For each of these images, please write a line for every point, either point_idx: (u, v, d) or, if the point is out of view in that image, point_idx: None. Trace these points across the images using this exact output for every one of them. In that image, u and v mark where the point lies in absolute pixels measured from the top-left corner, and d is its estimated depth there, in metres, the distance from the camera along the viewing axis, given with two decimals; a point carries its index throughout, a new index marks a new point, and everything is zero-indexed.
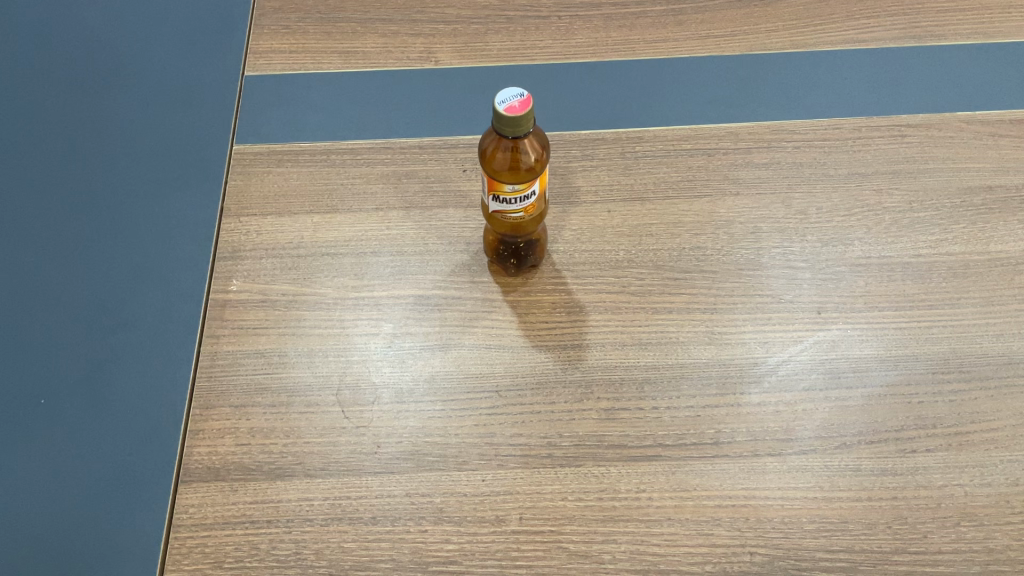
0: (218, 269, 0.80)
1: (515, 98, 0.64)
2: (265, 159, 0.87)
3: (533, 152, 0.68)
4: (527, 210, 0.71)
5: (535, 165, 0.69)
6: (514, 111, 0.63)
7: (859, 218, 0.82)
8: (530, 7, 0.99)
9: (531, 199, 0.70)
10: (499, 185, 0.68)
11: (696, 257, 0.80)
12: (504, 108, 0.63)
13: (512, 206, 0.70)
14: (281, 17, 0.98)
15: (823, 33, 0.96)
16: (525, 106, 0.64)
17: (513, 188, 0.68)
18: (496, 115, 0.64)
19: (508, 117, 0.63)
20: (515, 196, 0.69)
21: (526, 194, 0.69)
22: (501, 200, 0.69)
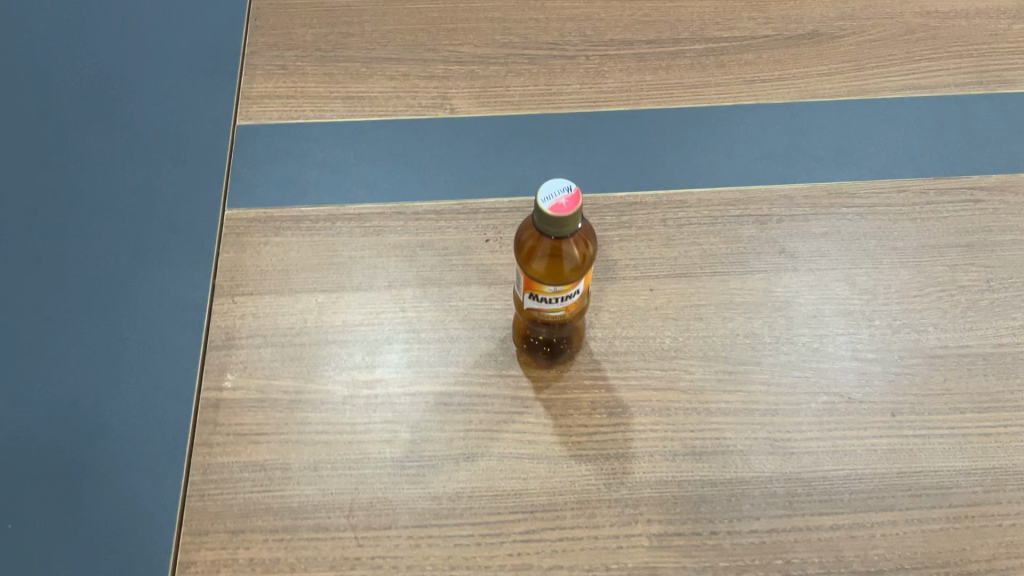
0: (210, 361, 0.70)
1: (562, 193, 0.54)
2: (261, 226, 0.77)
3: (578, 249, 0.59)
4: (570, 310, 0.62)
5: (580, 262, 0.60)
6: (562, 211, 0.53)
7: (932, 299, 0.73)
8: (554, 44, 0.89)
9: (574, 298, 0.61)
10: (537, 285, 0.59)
11: (751, 347, 0.71)
12: (549, 205, 0.54)
13: (552, 305, 0.61)
14: (276, 54, 0.87)
15: (880, 78, 0.86)
16: (574, 203, 0.54)
17: (554, 288, 0.59)
18: (540, 214, 0.54)
19: (554, 216, 0.53)
20: (556, 296, 0.60)
21: (569, 294, 0.60)
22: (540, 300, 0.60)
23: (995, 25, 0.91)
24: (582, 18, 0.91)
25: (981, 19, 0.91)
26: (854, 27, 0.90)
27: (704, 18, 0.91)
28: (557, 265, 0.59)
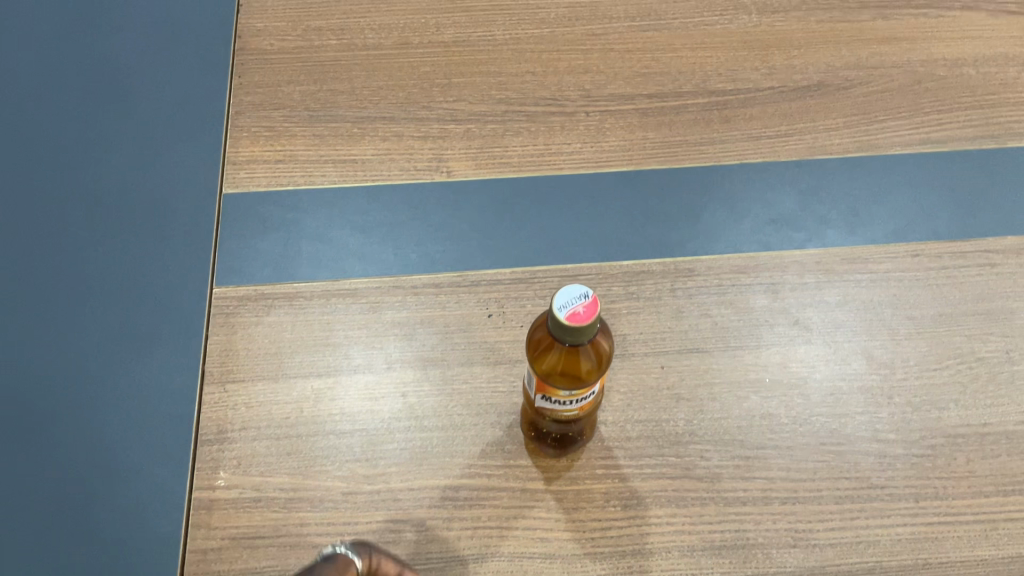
0: (201, 457, 0.66)
1: (578, 300, 0.51)
2: (251, 305, 0.73)
3: (595, 352, 0.55)
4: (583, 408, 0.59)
5: (597, 363, 0.56)
6: (580, 319, 0.50)
7: (953, 372, 0.71)
8: (553, 99, 0.85)
9: (589, 397, 0.57)
10: (551, 388, 0.56)
11: (768, 428, 0.68)
12: (566, 314, 0.51)
13: (566, 405, 0.58)
14: (263, 115, 0.83)
15: (889, 132, 0.84)
16: (591, 312, 0.51)
17: (569, 391, 0.56)
18: (556, 322, 0.51)
19: (572, 326, 0.50)
20: (570, 397, 0.56)
21: (584, 395, 0.57)
22: (553, 399, 0.57)
23: (1004, 73, 0.88)
24: (580, 70, 0.87)
25: (989, 67, 0.89)
26: (860, 76, 0.87)
27: (707, 68, 0.87)
28: (572, 368, 0.56)
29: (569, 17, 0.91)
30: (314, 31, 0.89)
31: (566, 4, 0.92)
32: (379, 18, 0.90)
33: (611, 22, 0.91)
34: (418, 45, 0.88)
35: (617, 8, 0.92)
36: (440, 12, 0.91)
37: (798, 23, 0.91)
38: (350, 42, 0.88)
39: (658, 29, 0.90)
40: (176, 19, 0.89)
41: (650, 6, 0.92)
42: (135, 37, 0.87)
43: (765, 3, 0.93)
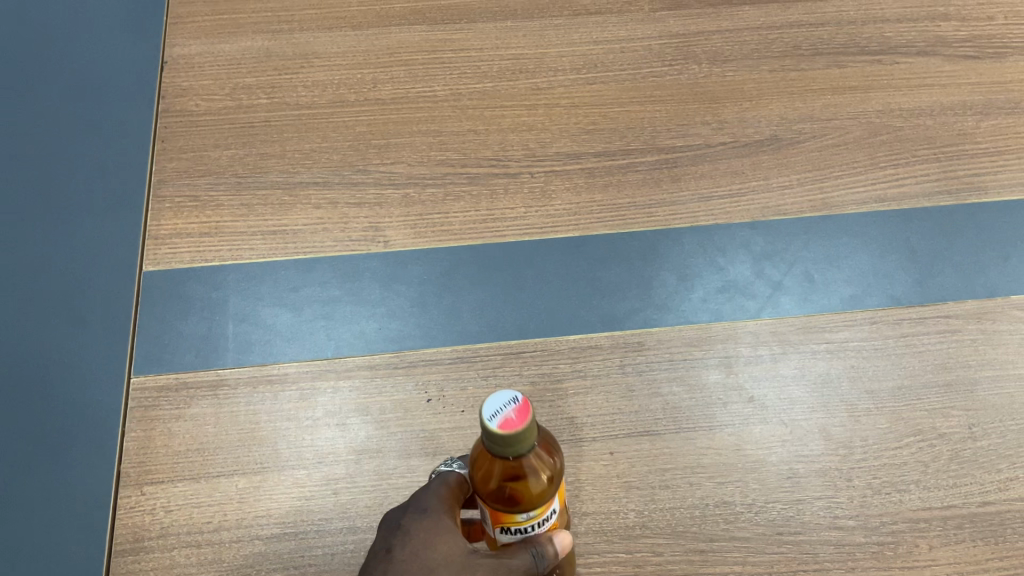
0: (115, 570, 0.61)
1: (509, 406, 0.44)
2: (173, 396, 0.68)
3: (543, 465, 0.46)
4: (553, 540, 0.48)
5: (552, 480, 0.47)
6: (513, 424, 0.43)
7: (913, 451, 0.68)
8: (495, 159, 0.81)
9: (552, 517, 0.48)
10: (506, 515, 0.46)
11: (724, 518, 0.65)
12: (496, 422, 0.43)
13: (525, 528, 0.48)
14: (187, 183, 0.78)
15: (845, 189, 0.81)
16: (525, 416, 0.44)
17: (526, 515, 0.46)
18: (487, 433, 0.43)
19: (505, 434, 0.43)
20: (530, 521, 0.47)
21: (543, 517, 0.47)
22: (513, 531, 0.47)
23: (962, 122, 0.85)
24: (524, 127, 0.83)
25: (947, 116, 0.86)
26: (814, 129, 0.84)
27: (655, 124, 0.84)
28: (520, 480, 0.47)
29: (513, 70, 0.87)
30: (244, 90, 0.84)
31: (509, 55, 0.88)
32: (313, 74, 0.85)
33: (556, 74, 0.87)
34: (354, 103, 0.84)
35: (563, 59, 0.88)
36: (377, 65, 0.86)
37: (750, 72, 0.88)
38: (281, 100, 0.84)
39: (605, 82, 0.87)
40: (96, 79, 0.84)
41: (596, 57, 0.88)
42: (50, 100, 0.82)
43: (716, 51, 0.89)
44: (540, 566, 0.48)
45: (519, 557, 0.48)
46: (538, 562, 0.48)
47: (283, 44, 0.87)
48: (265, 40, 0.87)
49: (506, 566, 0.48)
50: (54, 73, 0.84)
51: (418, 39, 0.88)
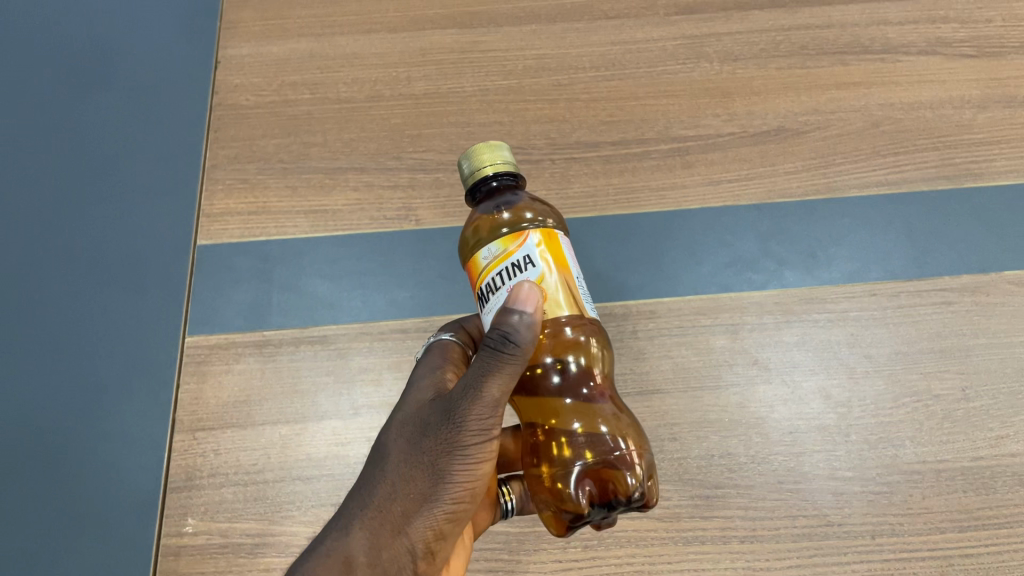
0: (171, 505, 0.68)
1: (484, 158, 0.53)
2: (222, 354, 0.75)
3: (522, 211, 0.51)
4: (517, 302, 0.45)
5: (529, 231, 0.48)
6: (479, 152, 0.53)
7: (908, 410, 0.72)
8: (519, 147, 0.87)
9: (526, 271, 0.46)
10: (475, 263, 0.48)
11: (727, 468, 0.70)
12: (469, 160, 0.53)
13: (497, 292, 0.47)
14: (238, 168, 0.86)
15: (848, 175, 0.86)
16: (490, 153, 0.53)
17: (487, 254, 0.47)
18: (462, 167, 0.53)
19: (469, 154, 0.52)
20: (495, 270, 0.47)
21: (508, 263, 0.46)
22: (486, 293, 0.48)
23: (961, 114, 0.90)
24: (546, 119, 0.89)
25: (947, 108, 0.90)
26: (819, 121, 0.89)
27: (669, 116, 0.89)
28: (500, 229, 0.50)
29: (536, 68, 0.93)
30: (288, 86, 0.91)
31: (532, 55, 0.94)
32: (351, 72, 0.92)
33: (576, 72, 0.93)
34: (389, 97, 0.90)
35: (583, 58, 0.94)
36: (410, 64, 0.93)
37: (759, 70, 0.93)
38: (323, 95, 0.90)
39: (622, 78, 0.92)
40: (154, 75, 0.92)
41: (614, 57, 0.94)
42: (114, 94, 0.90)
43: (727, 50, 0.94)
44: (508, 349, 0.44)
45: (478, 362, 0.45)
46: (503, 349, 0.45)
47: (325, 46, 0.94)
48: (308, 42, 0.94)
49: (468, 386, 0.46)
50: (120, 69, 0.92)
51: (449, 41, 0.94)
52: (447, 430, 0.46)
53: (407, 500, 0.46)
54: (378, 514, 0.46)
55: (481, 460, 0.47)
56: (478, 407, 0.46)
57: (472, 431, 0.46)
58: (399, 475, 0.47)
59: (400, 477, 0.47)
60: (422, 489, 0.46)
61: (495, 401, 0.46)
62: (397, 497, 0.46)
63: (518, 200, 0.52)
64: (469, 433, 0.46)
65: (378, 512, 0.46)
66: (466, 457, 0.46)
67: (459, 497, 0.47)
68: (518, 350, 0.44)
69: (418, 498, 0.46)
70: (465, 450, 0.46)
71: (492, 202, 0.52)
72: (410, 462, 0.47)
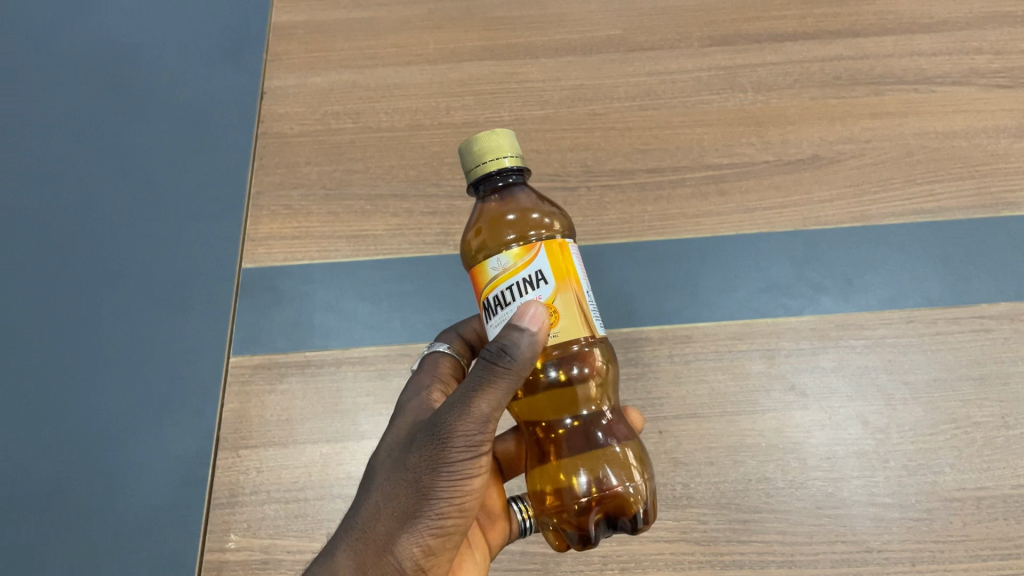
0: (215, 521, 0.70)
1: None
2: (265, 373, 0.77)
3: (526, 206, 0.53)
4: (522, 319, 0.46)
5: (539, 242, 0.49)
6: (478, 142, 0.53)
7: (947, 437, 0.72)
8: (555, 175, 0.88)
9: (537, 288, 0.47)
10: (482, 275, 0.49)
11: (764, 492, 0.71)
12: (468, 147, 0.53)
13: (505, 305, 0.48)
14: (282, 193, 0.88)
15: (885, 202, 0.85)
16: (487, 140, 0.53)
17: (498, 265, 0.48)
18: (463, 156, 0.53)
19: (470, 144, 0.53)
20: (506, 284, 0.48)
21: (518, 278, 0.47)
22: (493, 306, 0.48)
23: (996, 144, 0.89)
24: (582, 147, 0.90)
25: (982, 138, 0.89)
26: (855, 150, 0.89)
27: (704, 145, 0.90)
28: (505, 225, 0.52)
29: (572, 98, 0.94)
30: (331, 115, 0.93)
31: (569, 86, 0.95)
32: (391, 102, 0.94)
33: (613, 101, 0.94)
34: (429, 126, 0.92)
35: (619, 88, 0.95)
36: (448, 95, 0.94)
37: (794, 99, 0.93)
38: (364, 124, 0.92)
39: (658, 107, 0.93)
40: (201, 105, 0.95)
41: (650, 86, 0.95)
42: (164, 122, 0.93)
43: (761, 82, 0.95)
44: (502, 362, 0.45)
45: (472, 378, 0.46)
46: (497, 360, 0.45)
47: (367, 76, 0.96)
48: (350, 73, 0.96)
49: (459, 401, 0.46)
50: (168, 98, 0.95)
51: (487, 72, 0.96)
52: (431, 446, 0.46)
53: (390, 517, 0.46)
54: (362, 535, 0.47)
55: (467, 476, 0.47)
56: (464, 421, 0.46)
57: (462, 446, 0.46)
58: (383, 495, 0.47)
59: (382, 496, 0.47)
60: (406, 505, 0.46)
61: (481, 417, 0.46)
62: (380, 516, 0.47)
63: (522, 194, 0.54)
64: (457, 448, 0.46)
65: (361, 531, 0.47)
66: (450, 472, 0.46)
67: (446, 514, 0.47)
68: (513, 361, 0.45)
69: (401, 515, 0.46)
70: (452, 466, 0.46)
71: (499, 193, 0.53)
72: (394, 482, 0.47)
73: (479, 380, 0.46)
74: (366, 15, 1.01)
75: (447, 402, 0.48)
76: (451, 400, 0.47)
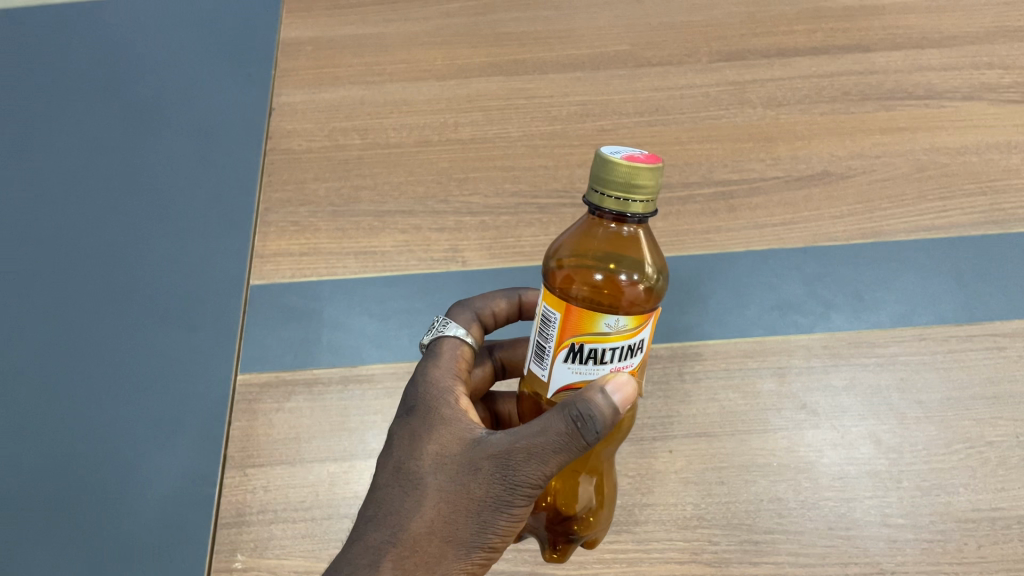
0: (221, 541, 0.69)
1: (634, 152, 0.41)
2: (273, 391, 0.76)
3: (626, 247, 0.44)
4: (620, 393, 0.42)
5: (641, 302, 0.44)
6: (638, 159, 0.39)
7: (960, 457, 0.71)
8: (564, 190, 0.87)
9: (633, 358, 0.44)
10: (588, 324, 0.41)
11: (776, 513, 0.70)
12: (623, 156, 0.40)
13: (597, 365, 0.43)
14: (290, 210, 0.87)
15: (895, 218, 0.85)
16: (649, 159, 0.40)
17: (613, 326, 0.41)
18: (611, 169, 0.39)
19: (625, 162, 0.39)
20: (612, 345, 0.42)
21: (626, 345, 0.42)
22: (582, 354, 0.43)
23: (1009, 159, 0.88)
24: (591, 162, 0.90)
25: (993, 153, 0.88)
26: (864, 165, 0.88)
27: (713, 160, 0.90)
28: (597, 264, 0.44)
29: (580, 113, 0.94)
30: (339, 131, 0.93)
31: (577, 102, 0.95)
32: (399, 119, 0.94)
33: (621, 117, 0.93)
34: (437, 142, 0.92)
35: (627, 104, 0.94)
36: (456, 111, 0.94)
37: (803, 115, 0.93)
38: (372, 141, 0.92)
39: (665, 123, 0.93)
40: (210, 122, 0.95)
41: (658, 102, 0.94)
42: (174, 139, 0.93)
43: (770, 96, 0.94)
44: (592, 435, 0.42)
45: (555, 433, 0.43)
46: (585, 430, 0.42)
47: (375, 93, 0.96)
48: (359, 89, 0.96)
49: (536, 451, 0.43)
50: (179, 115, 0.95)
51: (495, 88, 0.96)
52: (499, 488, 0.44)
53: (444, 544, 0.44)
54: (411, 553, 0.44)
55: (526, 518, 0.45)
56: (538, 473, 0.43)
57: (526, 495, 0.44)
58: (436, 517, 0.44)
59: (436, 519, 0.44)
60: (462, 535, 0.44)
61: (554, 472, 0.44)
62: (433, 538, 0.44)
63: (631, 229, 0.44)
64: (523, 498, 0.44)
65: (410, 549, 0.44)
66: (513, 515, 0.44)
67: (495, 547, 0.46)
68: (603, 438, 0.42)
69: (455, 544, 0.44)
70: (512, 509, 0.44)
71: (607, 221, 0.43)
72: (449, 507, 0.44)
73: (563, 437, 0.42)
74: (375, 31, 1.02)
75: (518, 436, 0.44)
76: (525, 439, 0.44)
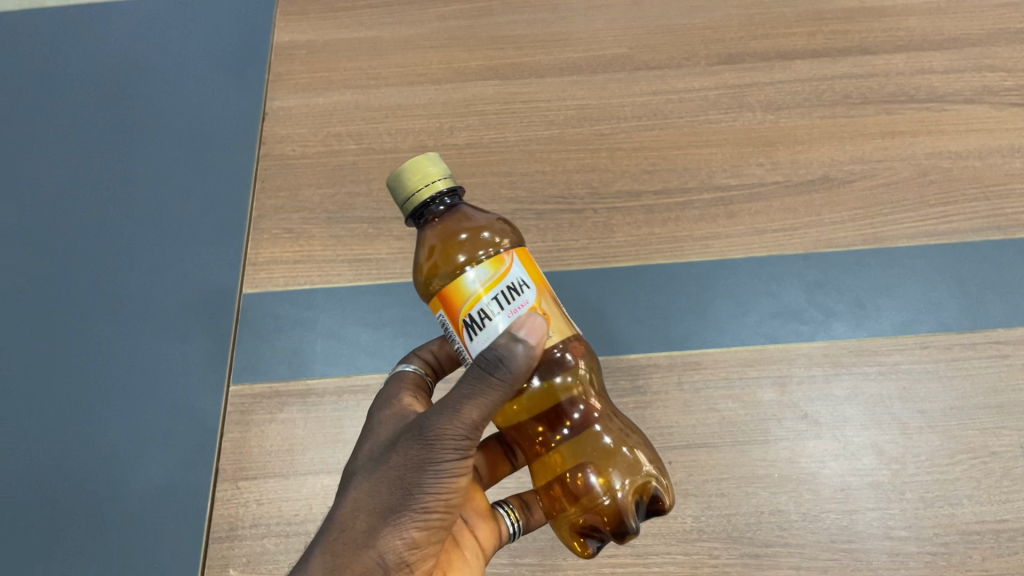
0: (211, 554, 0.69)
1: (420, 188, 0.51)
2: (267, 403, 0.75)
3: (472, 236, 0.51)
4: (520, 328, 0.44)
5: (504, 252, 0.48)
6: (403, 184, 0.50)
7: (964, 468, 0.70)
8: (561, 197, 0.87)
9: (525, 294, 0.46)
10: (457, 292, 0.46)
11: (777, 526, 0.69)
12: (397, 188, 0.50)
13: (493, 320, 0.45)
14: (284, 217, 0.86)
15: (898, 226, 0.83)
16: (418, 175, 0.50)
17: (475, 281, 0.45)
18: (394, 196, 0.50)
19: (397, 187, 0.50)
20: (490, 296, 0.45)
21: (503, 287, 0.46)
22: (477, 321, 0.45)
23: (1011, 164, 0.87)
24: (588, 168, 0.89)
25: (995, 158, 0.87)
26: (865, 170, 0.87)
27: (713, 164, 0.88)
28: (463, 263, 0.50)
29: (578, 117, 0.92)
30: (334, 136, 0.92)
31: (575, 105, 0.93)
32: (394, 124, 0.93)
33: (619, 121, 0.92)
34: (433, 147, 0.91)
35: (625, 107, 0.93)
36: (452, 115, 0.93)
37: (803, 119, 0.91)
38: (367, 146, 0.91)
39: (664, 128, 0.91)
40: (203, 127, 0.94)
41: (656, 106, 0.93)
42: (167, 144, 0.92)
43: (770, 100, 0.93)
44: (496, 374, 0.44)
45: (464, 385, 0.45)
46: (494, 368, 0.44)
47: (370, 97, 0.95)
48: (354, 93, 0.95)
49: (445, 403, 0.46)
50: (173, 121, 0.94)
51: (492, 92, 0.95)
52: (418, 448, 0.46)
53: (372, 515, 0.46)
54: (339, 534, 0.46)
55: (456, 476, 0.46)
56: (454, 424, 0.45)
57: (446, 448, 0.45)
58: (361, 492, 0.47)
59: (362, 494, 0.47)
60: (390, 502, 0.46)
61: (473, 420, 0.45)
62: (359, 511, 0.46)
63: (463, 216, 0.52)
64: (444, 452, 0.45)
65: (338, 531, 0.46)
66: (439, 470, 0.46)
67: (432, 508, 0.46)
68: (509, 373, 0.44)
69: (384, 511, 0.46)
70: (436, 467, 0.46)
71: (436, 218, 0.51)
72: (377, 479, 0.46)
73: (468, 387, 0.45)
74: (371, 36, 1.00)
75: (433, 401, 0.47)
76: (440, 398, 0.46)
